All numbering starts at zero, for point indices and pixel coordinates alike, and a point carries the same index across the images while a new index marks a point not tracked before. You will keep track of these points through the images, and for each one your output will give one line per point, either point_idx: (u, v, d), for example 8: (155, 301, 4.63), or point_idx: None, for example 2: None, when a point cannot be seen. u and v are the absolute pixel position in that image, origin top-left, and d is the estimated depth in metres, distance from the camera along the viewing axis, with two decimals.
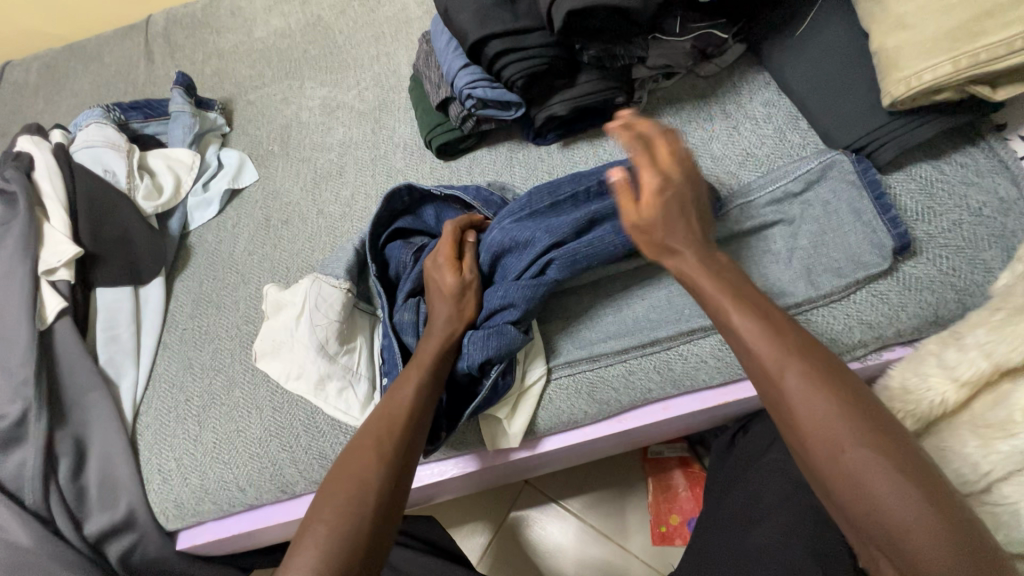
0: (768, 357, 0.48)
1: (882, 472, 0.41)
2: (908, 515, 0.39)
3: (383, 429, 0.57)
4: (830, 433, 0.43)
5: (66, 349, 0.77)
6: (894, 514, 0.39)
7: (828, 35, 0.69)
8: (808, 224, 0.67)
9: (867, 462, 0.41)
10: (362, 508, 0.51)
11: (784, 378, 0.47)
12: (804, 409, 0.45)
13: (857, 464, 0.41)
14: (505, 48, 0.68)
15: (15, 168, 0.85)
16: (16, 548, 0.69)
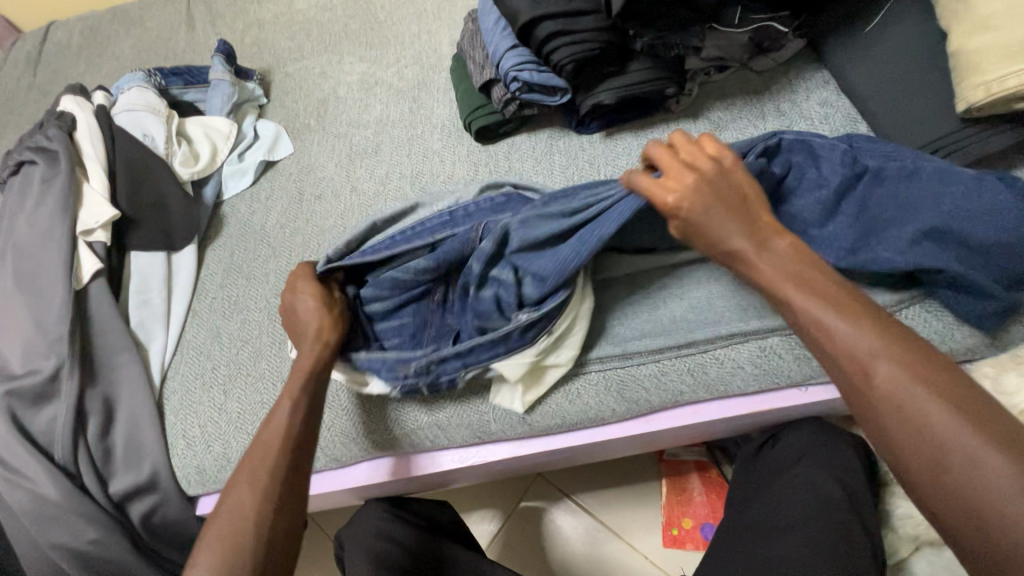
0: (894, 380, 0.41)
1: (989, 465, 0.36)
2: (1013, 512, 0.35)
3: (260, 458, 0.55)
4: (938, 441, 0.38)
5: (100, 309, 0.78)
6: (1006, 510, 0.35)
7: (899, 34, 0.66)
8: None
9: (976, 457, 0.37)
10: (238, 546, 0.50)
11: (880, 368, 0.42)
12: (903, 403, 0.40)
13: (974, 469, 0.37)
14: (557, 30, 0.66)
15: (58, 128, 0.86)
16: (42, 501, 0.70)
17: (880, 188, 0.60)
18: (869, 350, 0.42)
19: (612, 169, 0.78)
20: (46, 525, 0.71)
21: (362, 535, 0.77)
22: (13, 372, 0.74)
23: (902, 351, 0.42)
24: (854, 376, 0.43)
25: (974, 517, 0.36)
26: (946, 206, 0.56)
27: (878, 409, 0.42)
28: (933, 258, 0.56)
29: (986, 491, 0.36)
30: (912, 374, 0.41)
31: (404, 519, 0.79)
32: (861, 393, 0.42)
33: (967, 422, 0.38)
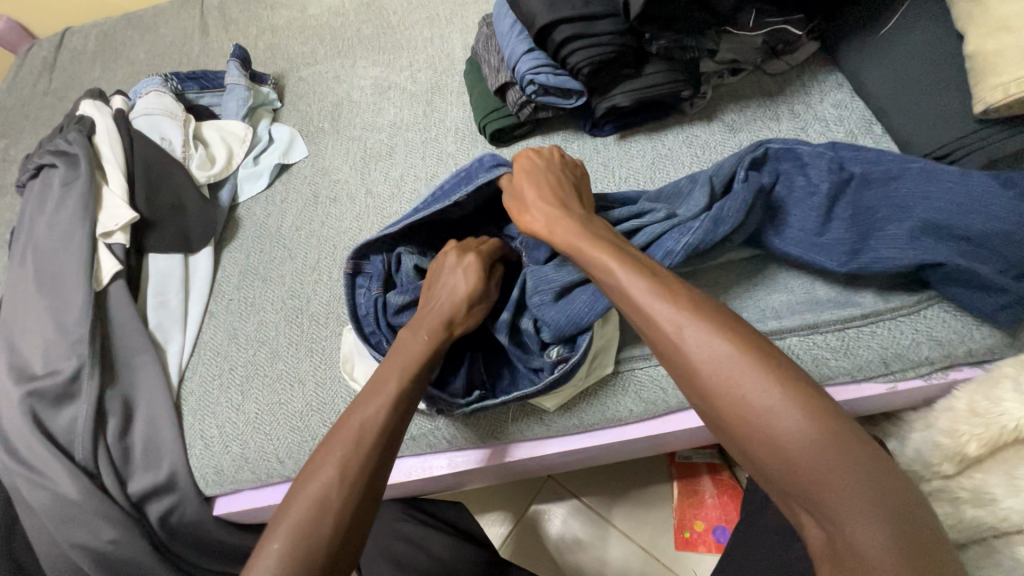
0: (711, 361, 0.42)
1: (778, 402, 0.40)
2: (798, 444, 0.38)
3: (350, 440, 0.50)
4: (736, 391, 0.41)
5: (120, 311, 0.79)
6: (793, 446, 0.38)
7: (915, 36, 0.66)
8: None
9: (790, 427, 0.39)
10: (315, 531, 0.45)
11: (687, 335, 0.44)
12: (705, 363, 0.42)
13: (768, 411, 0.40)
14: (573, 34, 0.67)
15: (78, 131, 0.87)
16: (63, 500, 0.71)
17: (870, 187, 0.62)
18: (685, 335, 0.44)
19: (627, 171, 0.78)
20: (66, 524, 0.71)
21: (379, 540, 0.77)
22: (35, 372, 0.74)
23: (702, 314, 0.44)
24: (671, 346, 0.44)
25: (774, 456, 0.39)
26: (942, 194, 0.58)
27: (694, 380, 0.43)
28: (934, 244, 0.56)
29: (794, 458, 0.38)
30: (725, 352, 0.42)
31: (420, 521, 0.79)
32: (686, 377, 0.44)
33: (772, 394, 0.40)
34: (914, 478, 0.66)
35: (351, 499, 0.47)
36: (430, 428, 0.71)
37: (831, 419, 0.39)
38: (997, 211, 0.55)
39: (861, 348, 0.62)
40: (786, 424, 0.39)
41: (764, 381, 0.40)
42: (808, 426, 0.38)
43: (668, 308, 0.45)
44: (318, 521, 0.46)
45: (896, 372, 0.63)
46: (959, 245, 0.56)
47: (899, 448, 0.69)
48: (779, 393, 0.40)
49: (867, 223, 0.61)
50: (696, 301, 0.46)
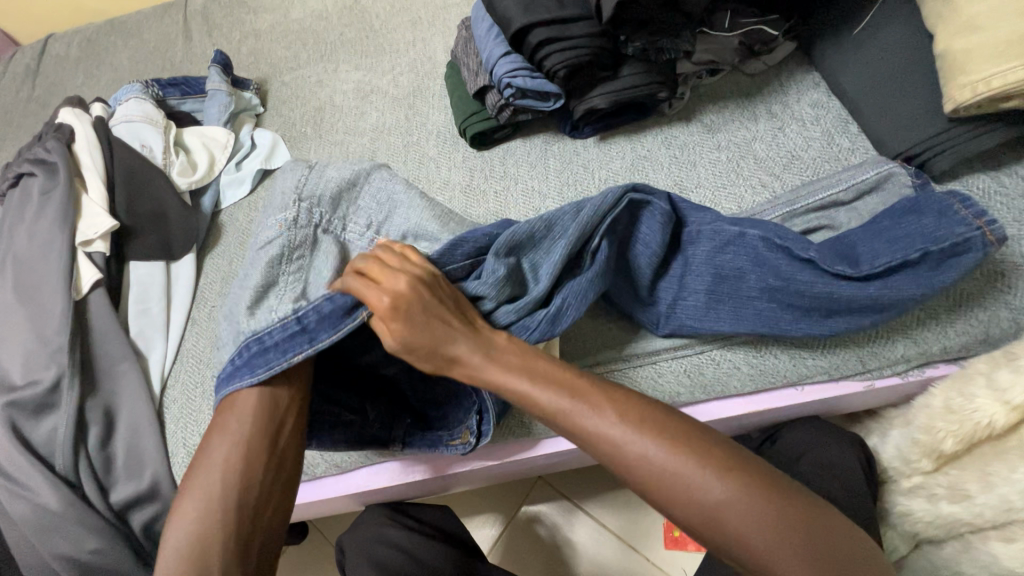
0: (637, 453, 0.45)
1: (732, 505, 0.41)
2: (755, 545, 0.41)
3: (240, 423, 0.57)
4: (693, 503, 0.42)
5: (100, 320, 0.79)
6: (752, 544, 0.41)
7: (888, 35, 0.67)
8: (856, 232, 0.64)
9: (725, 501, 0.42)
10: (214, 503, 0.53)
11: (634, 448, 0.45)
12: (660, 478, 0.44)
13: (726, 515, 0.41)
14: (549, 37, 0.67)
15: (57, 140, 0.87)
16: (44, 510, 0.70)
17: (737, 252, 0.62)
18: (606, 429, 0.46)
19: (607, 173, 0.78)
20: (48, 535, 0.71)
21: (363, 545, 0.77)
22: (14, 383, 0.74)
23: (644, 426, 0.46)
24: (623, 465, 0.45)
25: (744, 558, 0.41)
26: (802, 272, 0.59)
27: (654, 497, 0.44)
28: (787, 322, 0.60)
29: (738, 530, 0.41)
30: (643, 440, 0.45)
31: (405, 526, 0.79)
32: (617, 466, 0.46)
33: (699, 470, 0.43)
34: (894, 475, 0.67)
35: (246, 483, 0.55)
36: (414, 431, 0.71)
37: (779, 505, 0.42)
38: (846, 294, 0.57)
39: (837, 348, 0.63)
40: (741, 524, 0.41)
41: (717, 485, 0.42)
42: (759, 521, 0.41)
43: (612, 427, 0.46)
44: (222, 503, 0.53)
45: (874, 370, 0.63)
46: (813, 322, 0.60)
47: (880, 445, 0.69)
48: (731, 496, 0.42)
49: (735, 302, 0.62)
50: (608, 391, 0.49)
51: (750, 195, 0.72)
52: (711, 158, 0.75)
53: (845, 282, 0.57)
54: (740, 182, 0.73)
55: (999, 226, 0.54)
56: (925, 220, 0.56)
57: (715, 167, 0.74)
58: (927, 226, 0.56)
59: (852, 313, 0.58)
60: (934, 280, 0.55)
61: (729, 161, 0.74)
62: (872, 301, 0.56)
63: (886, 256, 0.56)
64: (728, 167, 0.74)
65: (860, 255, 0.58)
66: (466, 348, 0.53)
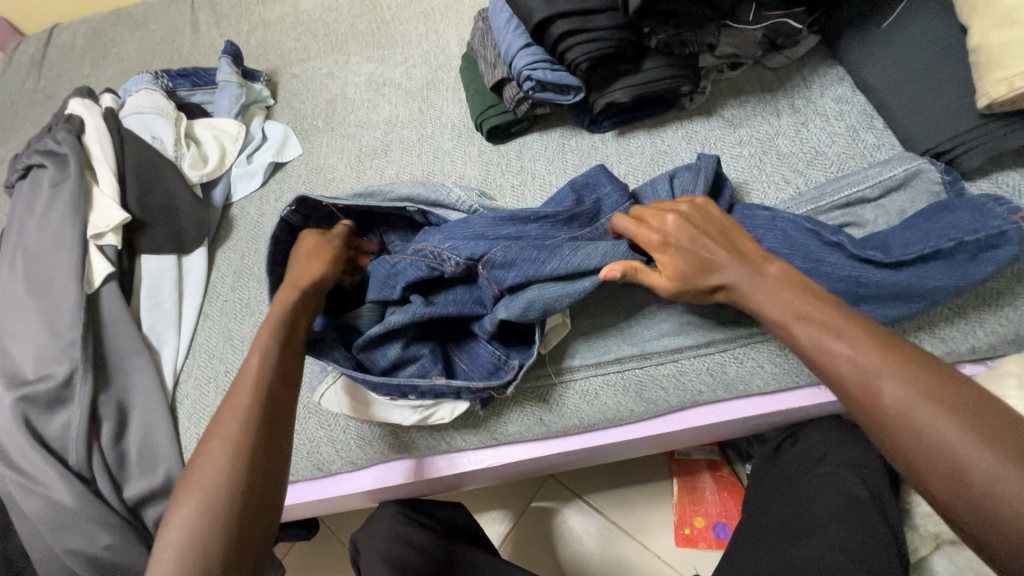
0: (903, 399, 0.41)
1: (981, 453, 0.38)
2: (1002, 495, 0.36)
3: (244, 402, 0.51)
4: (931, 438, 0.40)
5: (112, 313, 0.78)
6: (1001, 499, 0.36)
7: (918, 29, 0.65)
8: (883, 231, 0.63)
9: (992, 470, 0.37)
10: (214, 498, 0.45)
11: (873, 377, 0.43)
12: (895, 411, 0.41)
13: (965, 456, 0.38)
14: (571, 29, 0.66)
15: (67, 131, 0.86)
16: (57, 506, 0.70)
17: (767, 234, 0.62)
18: (860, 364, 0.44)
19: (626, 168, 0.77)
20: (61, 530, 0.70)
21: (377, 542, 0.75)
22: (26, 377, 0.73)
23: (892, 358, 0.43)
24: (850, 386, 0.44)
25: (980, 512, 0.37)
26: (831, 255, 0.59)
27: (882, 426, 0.42)
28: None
29: (1006, 497, 0.36)
30: (910, 387, 0.42)
31: (419, 524, 0.78)
32: (861, 406, 0.44)
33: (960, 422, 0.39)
34: None
35: (248, 461, 0.47)
36: (428, 429, 0.70)
37: None
38: (875, 279, 0.56)
39: None
40: (992, 477, 0.37)
41: (964, 431, 0.39)
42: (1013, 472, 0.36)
43: (845, 351, 0.45)
44: (219, 490, 0.46)
45: None
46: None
47: None
48: (982, 443, 0.38)
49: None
50: (890, 338, 0.45)
51: (772, 191, 0.70)
52: (733, 153, 0.74)
53: (877, 267, 0.57)
54: (762, 177, 0.71)
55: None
56: (960, 215, 0.56)
57: (738, 163, 0.73)
58: (962, 219, 0.56)
59: (881, 300, 0.57)
60: (968, 272, 0.54)
61: (752, 157, 0.73)
62: (902, 288, 0.56)
63: (919, 245, 0.56)
64: (751, 163, 0.73)
65: (891, 244, 0.58)
66: (732, 274, 0.55)
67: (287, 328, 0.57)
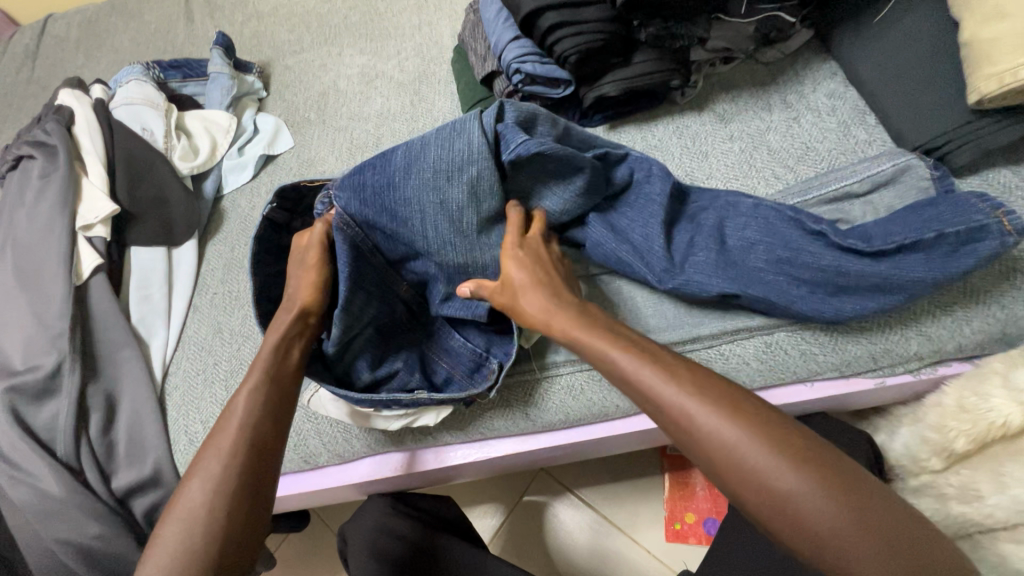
0: (718, 432, 0.41)
1: (799, 482, 0.38)
2: (823, 527, 0.37)
3: (226, 444, 0.48)
4: (760, 472, 0.39)
5: (101, 305, 0.78)
6: (817, 527, 0.37)
7: (909, 23, 0.65)
8: None
9: (802, 494, 0.37)
10: (191, 551, 0.44)
11: (692, 412, 0.42)
12: (719, 446, 0.40)
13: (788, 488, 0.38)
14: (559, 22, 0.65)
15: (57, 122, 0.85)
16: (46, 496, 0.70)
17: (749, 223, 0.61)
18: (674, 401, 0.43)
19: None
20: (50, 520, 0.71)
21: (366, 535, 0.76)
22: (15, 368, 0.73)
23: (713, 393, 0.42)
24: (676, 425, 0.43)
25: (808, 543, 0.38)
26: (811, 245, 0.58)
27: (713, 465, 0.41)
28: (795, 295, 0.58)
29: (825, 532, 0.37)
30: (721, 417, 0.41)
31: (407, 516, 0.78)
32: (682, 442, 0.43)
33: (767, 444, 0.39)
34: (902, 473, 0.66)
35: (236, 507, 0.46)
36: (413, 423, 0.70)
37: (850, 496, 0.38)
38: (855, 269, 0.56)
39: (849, 344, 0.61)
40: (812, 507, 0.37)
41: (783, 462, 0.39)
42: (826, 502, 0.37)
43: (668, 386, 0.44)
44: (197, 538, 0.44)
45: (885, 368, 0.63)
46: (819, 298, 0.58)
47: (888, 442, 0.69)
48: (798, 470, 0.38)
49: (743, 270, 0.60)
50: (678, 364, 0.45)
51: (762, 186, 0.70)
52: (723, 148, 0.73)
53: (858, 257, 0.56)
54: (752, 173, 0.71)
55: (1019, 217, 0.53)
56: (940, 210, 0.56)
57: (728, 158, 0.73)
58: (945, 213, 0.55)
59: (862, 291, 0.56)
60: (948, 266, 0.54)
61: (742, 152, 0.73)
62: (882, 280, 0.55)
63: (901, 235, 0.56)
64: (741, 158, 0.72)
65: (871, 235, 0.58)
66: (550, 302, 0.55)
67: (276, 368, 0.54)
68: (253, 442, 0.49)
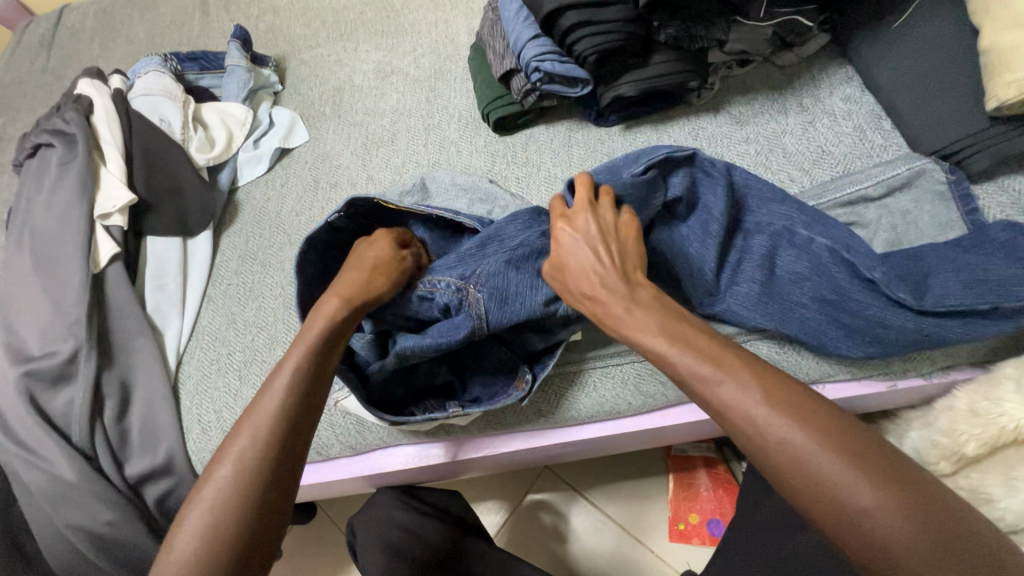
0: (782, 437, 0.41)
1: (876, 497, 0.38)
2: (899, 543, 0.37)
3: (255, 427, 0.48)
4: (833, 486, 0.39)
5: (117, 293, 0.79)
6: (894, 543, 0.37)
7: (930, 28, 0.65)
8: (884, 231, 0.63)
9: (880, 512, 0.37)
10: (223, 533, 0.44)
11: (766, 425, 0.42)
12: (794, 458, 0.40)
13: (864, 502, 0.38)
14: (581, 21, 0.66)
15: (75, 111, 0.86)
16: (60, 481, 0.71)
17: (799, 256, 0.60)
18: (741, 405, 0.43)
19: None
20: (64, 505, 0.71)
21: (376, 528, 0.76)
22: (31, 353, 0.74)
23: (789, 403, 0.42)
24: (748, 437, 0.42)
25: (884, 562, 0.37)
26: (863, 292, 0.57)
27: (789, 480, 0.40)
28: (829, 336, 0.58)
29: (901, 552, 0.37)
30: (789, 421, 0.41)
31: (416, 510, 0.78)
32: (742, 442, 0.43)
33: (838, 454, 0.39)
34: None
35: (263, 488, 0.46)
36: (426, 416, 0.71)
37: (928, 511, 0.37)
38: (898, 323, 0.56)
39: None
40: (888, 523, 0.37)
41: (860, 474, 0.38)
42: (901, 517, 0.37)
43: (745, 397, 0.43)
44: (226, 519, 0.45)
45: (899, 372, 0.63)
46: (855, 344, 0.58)
47: (897, 446, 0.69)
48: (877, 486, 0.38)
49: (785, 303, 0.59)
50: (743, 364, 0.45)
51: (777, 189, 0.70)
52: (739, 150, 0.74)
53: (903, 311, 0.56)
54: (768, 175, 0.72)
55: None
56: (997, 253, 0.56)
57: (744, 160, 0.73)
58: (998, 266, 0.55)
59: (900, 344, 0.56)
60: (990, 331, 0.54)
61: (758, 154, 0.73)
62: (921, 336, 0.55)
63: (955, 298, 0.54)
64: (757, 160, 0.73)
65: (930, 286, 0.56)
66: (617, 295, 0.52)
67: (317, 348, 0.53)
68: (292, 427, 0.49)
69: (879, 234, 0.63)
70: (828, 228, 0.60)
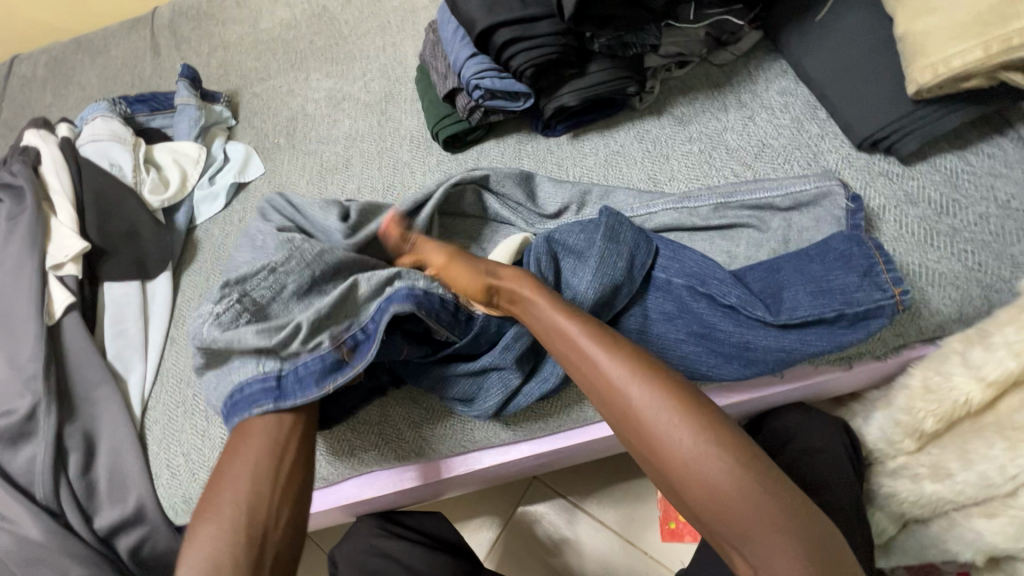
0: (656, 412, 0.45)
1: (710, 454, 0.42)
2: (730, 496, 0.41)
3: (256, 452, 0.53)
4: (670, 439, 0.43)
5: (74, 343, 0.78)
6: (723, 493, 0.41)
7: (849, 20, 0.68)
8: (771, 236, 0.65)
9: (712, 466, 0.41)
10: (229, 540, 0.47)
11: (629, 389, 0.47)
12: (647, 416, 0.45)
13: (695, 454, 0.42)
14: (513, 38, 0.67)
15: (23, 163, 0.85)
16: (26, 540, 0.69)
17: (662, 299, 0.63)
18: (629, 395, 0.46)
19: (580, 169, 0.78)
20: (32, 565, 0.70)
21: (357, 557, 0.75)
22: None
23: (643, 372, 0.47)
24: (614, 401, 0.47)
25: (719, 510, 0.41)
26: (724, 321, 0.60)
27: (643, 437, 0.45)
28: (709, 366, 0.61)
29: (732, 503, 0.40)
30: (664, 399, 0.45)
31: (398, 535, 0.77)
32: (613, 407, 0.47)
33: (706, 441, 0.42)
34: (880, 456, 0.68)
35: (258, 505, 0.49)
36: (394, 442, 0.71)
37: (758, 471, 0.41)
38: (763, 341, 0.59)
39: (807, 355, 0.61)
40: (719, 477, 0.41)
41: (697, 436, 0.43)
42: (730, 471, 0.41)
43: (612, 366, 0.48)
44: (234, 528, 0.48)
45: (855, 357, 0.63)
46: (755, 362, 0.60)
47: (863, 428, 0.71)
48: (712, 445, 0.42)
49: (663, 344, 0.61)
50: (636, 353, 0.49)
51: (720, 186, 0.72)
52: (684, 150, 0.75)
53: (767, 326, 0.59)
54: (712, 172, 0.73)
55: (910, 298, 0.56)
56: (835, 265, 0.58)
57: (688, 160, 0.74)
58: (846, 284, 0.57)
59: (769, 362, 0.59)
60: (843, 339, 0.57)
61: (701, 153, 0.74)
62: (785, 353, 0.58)
63: (807, 308, 0.57)
64: (700, 159, 0.74)
65: (783, 299, 0.59)
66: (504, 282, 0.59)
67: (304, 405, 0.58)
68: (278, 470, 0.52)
69: (767, 238, 0.66)
70: (683, 264, 0.63)
